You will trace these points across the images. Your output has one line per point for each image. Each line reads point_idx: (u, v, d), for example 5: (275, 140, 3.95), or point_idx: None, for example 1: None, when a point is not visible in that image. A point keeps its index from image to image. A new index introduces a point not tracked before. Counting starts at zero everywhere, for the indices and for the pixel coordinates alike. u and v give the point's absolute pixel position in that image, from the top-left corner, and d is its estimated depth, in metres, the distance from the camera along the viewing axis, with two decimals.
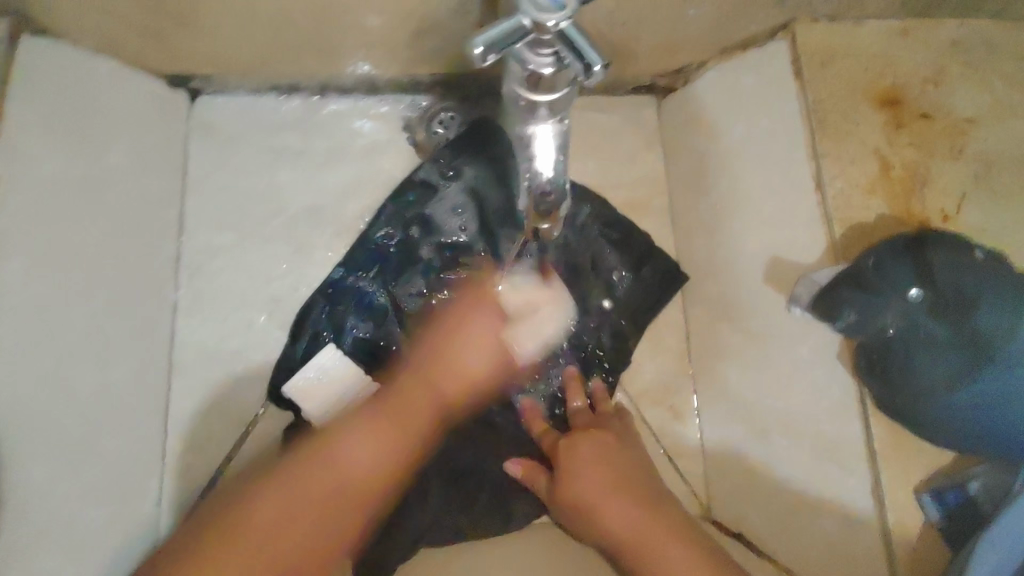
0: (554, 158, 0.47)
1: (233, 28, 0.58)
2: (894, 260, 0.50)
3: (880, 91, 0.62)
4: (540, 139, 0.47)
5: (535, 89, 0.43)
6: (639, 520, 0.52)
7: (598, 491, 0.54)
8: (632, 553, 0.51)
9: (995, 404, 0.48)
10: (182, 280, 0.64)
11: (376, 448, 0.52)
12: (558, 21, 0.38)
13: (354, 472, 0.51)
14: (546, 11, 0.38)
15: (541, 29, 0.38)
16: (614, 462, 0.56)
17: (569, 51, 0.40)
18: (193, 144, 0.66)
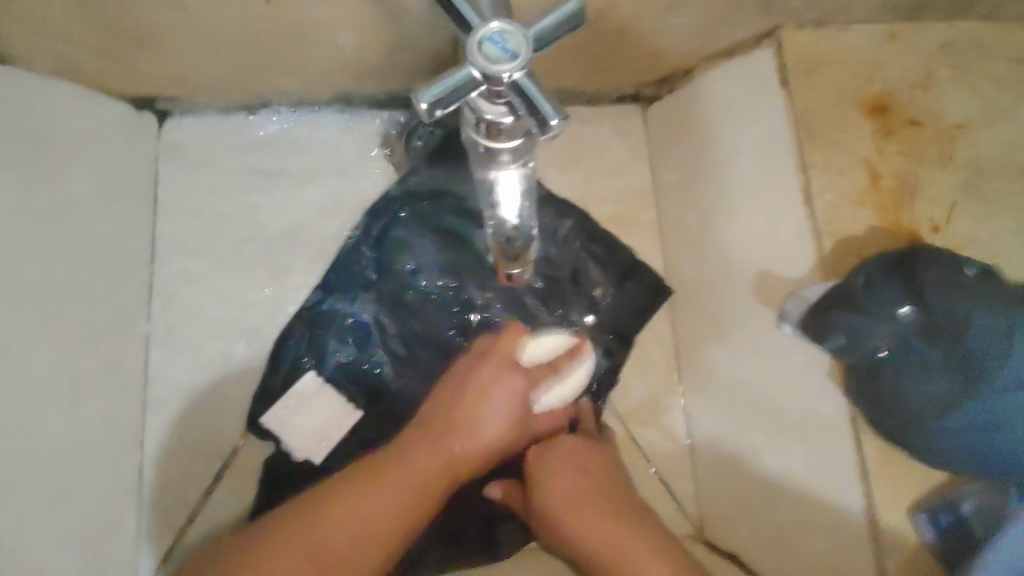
0: (519, 204, 0.44)
1: (197, 47, 0.56)
2: (883, 277, 0.50)
3: (869, 97, 0.60)
4: (504, 184, 0.43)
5: (493, 137, 0.39)
6: (603, 531, 0.49)
7: (564, 499, 0.51)
8: (599, 562, 0.48)
9: (991, 427, 0.47)
10: (154, 308, 0.62)
11: (387, 523, 0.46)
12: (512, 73, 0.33)
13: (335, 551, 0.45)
14: (496, 64, 0.33)
15: (495, 82, 0.34)
16: (580, 467, 0.54)
17: (524, 103, 0.35)
18: (162, 168, 0.65)
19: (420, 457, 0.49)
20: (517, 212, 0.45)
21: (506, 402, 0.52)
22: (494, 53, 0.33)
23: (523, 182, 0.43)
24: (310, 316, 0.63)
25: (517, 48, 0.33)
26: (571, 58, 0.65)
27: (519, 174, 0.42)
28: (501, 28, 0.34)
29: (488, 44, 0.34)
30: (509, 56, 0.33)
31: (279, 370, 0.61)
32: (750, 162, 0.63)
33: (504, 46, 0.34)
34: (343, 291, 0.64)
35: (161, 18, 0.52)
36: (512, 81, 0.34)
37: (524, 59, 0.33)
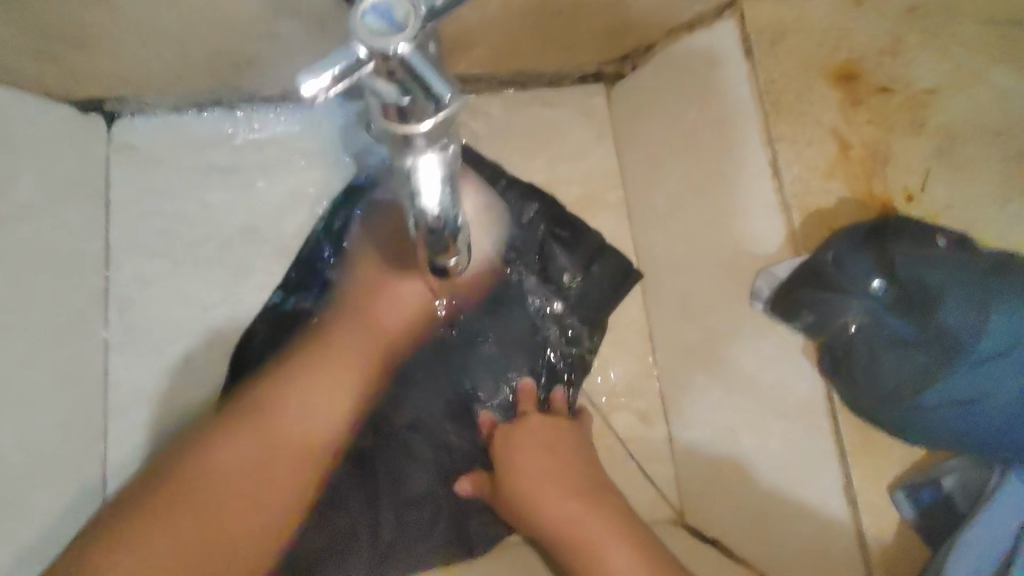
0: (442, 193, 0.34)
1: (133, 42, 0.54)
2: (853, 252, 0.49)
3: (835, 66, 0.58)
4: (424, 173, 0.33)
5: (398, 120, 0.30)
6: (574, 516, 0.49)
7: (537, 483, 0.51)
8: (572, 549, 0.48)
9: (970, 402, 0.45)
10: (112, 315, 0.60)
11: (314, 413, 0.51)
12: (399, 43, 0.27)
13: (268, 452, 0.48)
14: (380, 36, 0.27)
15: (380, 59, 0.27)
16: (549, 451, 0.54)
17: (414, 82, 0.28)
18: (115, 168, 0.63)
19: (331, 367, 0.53)
20: (440, 202, 0.34)
21: (395, 307, 0.57)
22: (375, 22, 0.27)
23: (445, 169, 0.34)
24: (273, 316, 0.61)
25: (403, 16, 0.27)
26: (528, 38, 0.63)
27: (439, 161, 0.33)
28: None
29: (370, 14, 0.27)
30: (395, 27, 0.27)
31: (242, 374, 0.59)
32: (718, 138, 0.61)
33: (389, 14, 0.27)
34: (304, 287, 0.62)
35: (95, 15, 0.50)
36: (400, 57, 0.27)
37: (412, 28, 0.27)
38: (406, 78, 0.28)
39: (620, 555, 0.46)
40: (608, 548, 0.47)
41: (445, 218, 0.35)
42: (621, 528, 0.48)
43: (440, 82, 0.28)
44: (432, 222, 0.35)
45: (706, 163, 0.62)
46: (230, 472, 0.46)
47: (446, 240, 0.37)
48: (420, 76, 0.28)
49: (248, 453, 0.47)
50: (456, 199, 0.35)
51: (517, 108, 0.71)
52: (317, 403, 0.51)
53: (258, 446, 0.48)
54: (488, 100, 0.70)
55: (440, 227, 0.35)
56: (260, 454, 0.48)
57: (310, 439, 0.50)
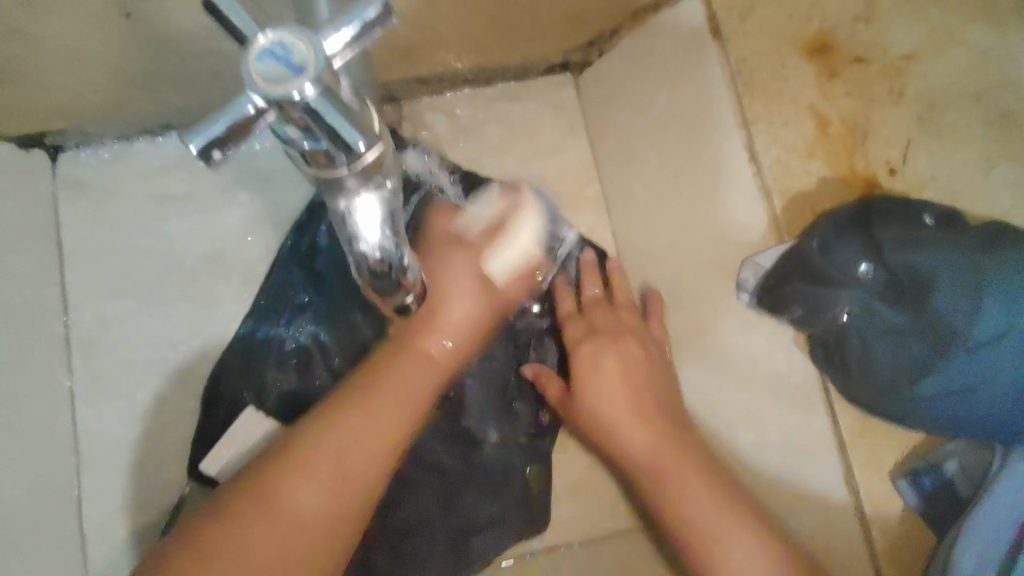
0: (382, 228, 0.32)
1: (63, 73, 0.51)
2: (838, 238, 0.47)
3: (808, 38, 0.56)
4: (362, 211, 0.31)
5: (314, 166, 0.29)
6: (653, 445, 0.51)
7: (620, 411, 0.53)
8: (649, 478, 0.50)
9: (968, 389, 0.44)
10: (74, 359, 0.58)
11: (362, 449, 0.43)
12: (304, 89, 0.24)
13: (337, 484, 0.42)
14: (279, 82, 0.24)
15: (283, 107, 0.25)
16: (631, 385, 0.54)
17: (323, 129, 0.26)
18: (63, 205, 0.60)
19: (376, 387, 0.46)
20: (379, 239, 0.32)
21: (467, 274, 0.51)
22: (272, 67, 0.24)
23: (385, 207, 0.32)
24: (244, 345, 0.58)
25: (302, 55, 0.25)
26: (488, 33, 0.60)
27: (376, 199, 0.31)
28: (278, 32, 0.24)
29: (265, 55, 0.24)
30: (296, 69, 0.24)
31: (217, 411, 0.56)
32: (691, 125, 0.58)
33: (288, 57, 0.25)
34: (275, 313, 0.59)
35: (10, 48, 0.47)
36: (305, 103, 0.25)
37: (314, 71, 0.25)
38: (316, 126, 0.26)
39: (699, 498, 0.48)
40: (686, 488, 0.49)
41: (387, 256, 0.32)
42: (693, 459, 0.50)
43: (352, 130, 0.26)
44: (374, 262, 0.32)
45: (682, 149, 0.59)
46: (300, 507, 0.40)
47: (395, 283, 0.33)
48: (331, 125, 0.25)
49: (323, 483, 0.41)
50: (399, 237, 0.32)
51: (484, 104, 0.68)
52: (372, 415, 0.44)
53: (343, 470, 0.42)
54: (452, 99, 0.67)
55: (386, 270, 0.32)
56: (326, 492, 0.41)
57: (392, 445, 0.44)
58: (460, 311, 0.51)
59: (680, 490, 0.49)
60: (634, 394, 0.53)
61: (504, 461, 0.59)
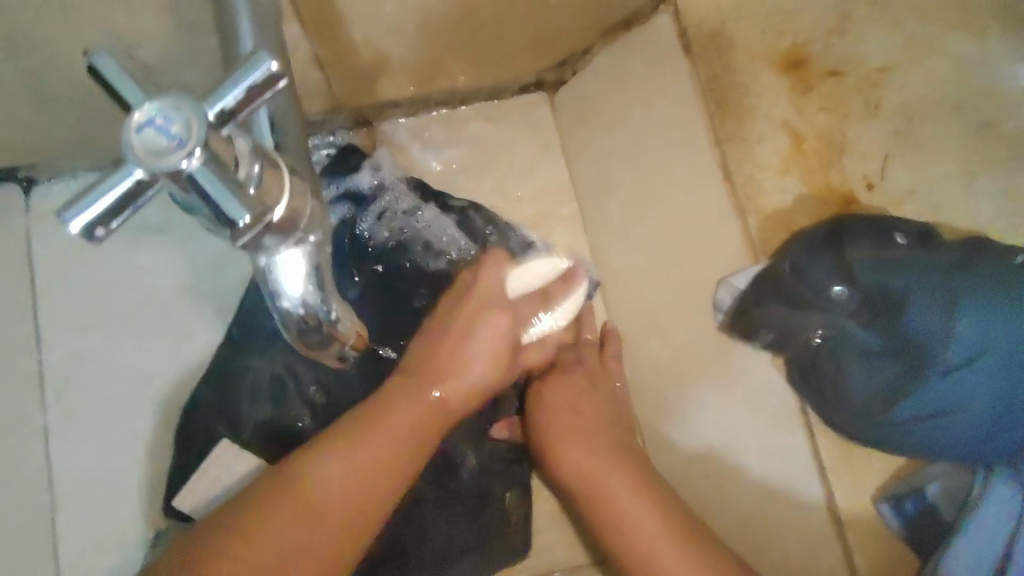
0: (306, 284, 0.31)
1: (28, 110, 0.51)
2: (811, 259, 0.48)
3: (782, 54, 0.57)
4: (284, 268, 0.30)
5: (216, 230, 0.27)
6: (589, 466, 0.49)
7: (560, 428, 0.52)
8: (585, 497, 0.49)
9: (943, 413, 0.43)
10: (48, 396, 0.57)
11: (377, 463, 0.38)
12: (188, 161, 0.23)
13: (339, 488, 0.37)
14: (161, 156, 0.23)
15: (170, 179, 0.23)
16: (576, 408, 0.53)
17: (209, 201, 0.24)
18: (36, 240, 0.60)
19: (415, 378, 0.43)
20: (302, 293, 0.31)
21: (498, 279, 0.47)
22: (151, 140, 0.23)
23: (310, 262, 0.31)
24: (219, 373, 0.57)
25: (183, 126, 0.23)
26: (458, 56, 0.60)
27: (300, 254, 0.31)
28: (157, 102, 0.23)
29: (144, 127, 0.23)
30: (178, 141, 0.23)
31: (194, 443, 0.55)
32: (665, 144, 0.57)
33: (170, 128, 0.23)
34: (248, 345, 0.57)
35: None
36: (191, 175, 0.23)
37: (197, 143, 0.23)
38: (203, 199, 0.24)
39: (641, 512, 0.46)
40: (628, 507, 0.47)
41: (312, 311, 0.31)
42: (630, 479, 0.48)
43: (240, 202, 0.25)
44: (298, 319, 0.31)
45: (656, 168, 0.58)
46: (326, 505, 0.36)
47: (326, 336, 0.32)
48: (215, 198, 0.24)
49: (344, 475, 0.37)
50: (324, 291, 0.31)
51: (460, 127, 0.67)
52: (388, 429, 0.39)
53: (384, 456, 0.38)
54: (429, 121, 0.66)
55: (313, 324, 0.31)
56: (340, 485, 0.37)
57: (381, 477, 0.38)
58: (478, 349, 0.44)
59: (613, 501, 0.48)
60: (580, 412, 0.53)
61: (481, 487, 0.58)
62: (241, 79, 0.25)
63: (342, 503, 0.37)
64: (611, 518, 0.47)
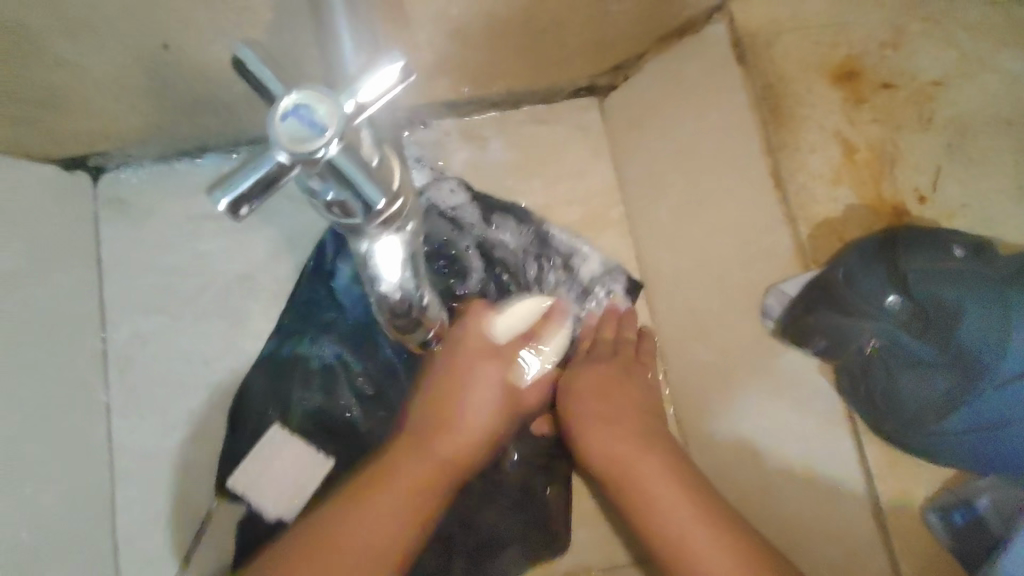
0: (401, 270, 0.39)
1: (109, 100, 0.53)
2: (865, 268, 0.48)
3: (836, 65, 0.56)
4: (382, 253, 0.38)
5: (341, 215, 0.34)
6: (624, 453, 0.52)
7: (594, 421, 0.54)
8: (621, 489, 0.51)
9: (998, 425, 0.44)
10: (111, 373, 0.60)
11: (405, 497, 0.47)
12: (326, 147, 0.28)
13: (418, 474, 0.49)
14: (303, 140, 0.27)
15: (306, 162, 0.28)
16: (610, 397, 0.56)
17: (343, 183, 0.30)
18: (104, 224, 0.62)
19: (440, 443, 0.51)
20: (397, 277, 0.39)
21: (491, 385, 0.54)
22: (296, 128, 0.27)
23: (404, 250, 0.38)
24: (271, 364, 0.60)
25: (323, 115, 0.28)
26: (518, 57, 0.61)
27: (397, 241, 0.38)
28: (302, 94, 0.27)
29: (291, 115, 0.28)
30: (318, 128, 0.28)
31: (244, 428, 0.58)
32: (717, 150, 0.58)
33: (311, 117, 0.28)
34: (300, 333, 0.61)
35: (62, 78, 0.49)
36: (326, 158, 0.28)
37: (334, 129, 0.28)
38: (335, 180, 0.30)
39: (673, 493, 0.49)
40: (662, 492, 0.49)
41: (408, 295, 0.40)
42: (663, 466, 0.50)
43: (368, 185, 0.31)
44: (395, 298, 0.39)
45: (705, 174, 0.59)
46: (350, 567, 0.44)
47: (410, 317, 0.40)
48: (350, 182, 0.30)
49: (361, 535, 0.45)
50: (417, 279, 0.40)
51: (513, 129, 0.68)
52: (410, 473, 0.48)
53: (388, 512, 0.46)
54: (481, 122, 0.68)
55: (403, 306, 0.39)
56: (369, 534, 0.45)
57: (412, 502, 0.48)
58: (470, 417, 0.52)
59: (648, 484, 0.50)
60: (616, 407, 0.55)
61: (524, 479, 0.60)
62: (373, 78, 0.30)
63: (386, 547, 0.46)
64: (645, 507, 0.49)
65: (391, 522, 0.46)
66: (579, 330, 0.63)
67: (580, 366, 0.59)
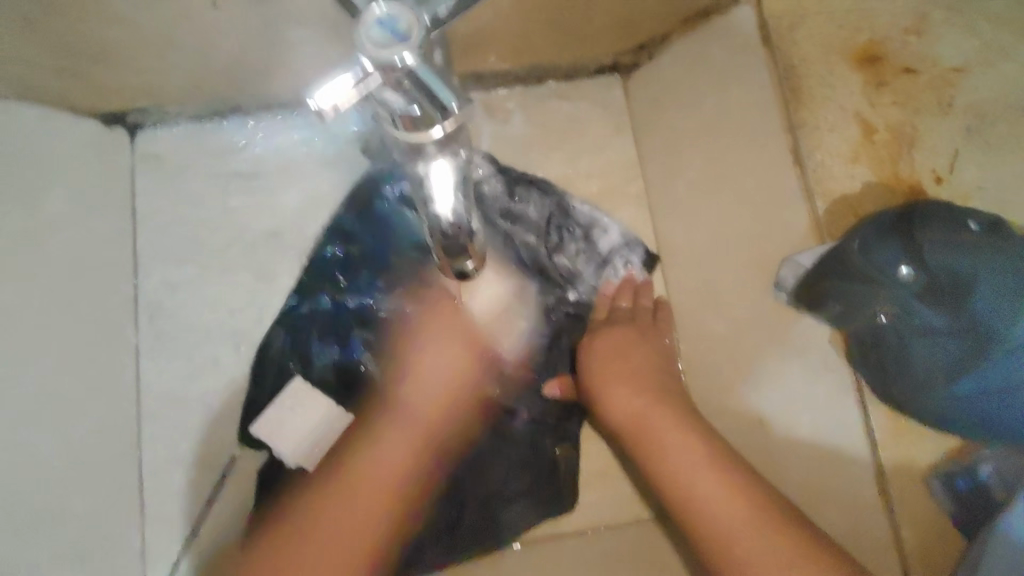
0: (452, 195, 0.39)
1: (155, 59, 0.55)
2: (879, 239, 0.49)
3: (857, 49, 0.57)
4: (433, 173, 0.38)
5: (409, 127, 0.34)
6: (639, 409, 0.54)
7: (609, 381, 0.56)
8: (636, 444, 0.53)
9: (1006, 391, 0.46)
10: (141, 321, 0.62)
11: (393, 463, 0.55)
12: (404, 55, 0.30)
13: (388, 479, 0.54)
14: (386, 47, 0.30)
15: (388, 71, 0.31)
16: (626, 359, 0.58)
17: (422, 92, 0.32)
18: (140, 176, 0.64)
19: (405, 432, 0.57)
20: (452, 204, 0.40)
21: (443, 364, 0.60)
22: (382, 36, 0.30)
23: (455, 175, 0.39)
24: (292, 320, 0.63)
25: (405, 25, 0.31)
26: (546, 32, 0.62)
27: (446, 163, 0.38)
28: (384, 8, 0.31)
29: (375, 27, 0.31)
30: (400, 38, 0.30)
31: (265, 377, 0.61)
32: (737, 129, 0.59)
33: (393, 27, 0.31)
34: (320, 290, 0.64)
35: (108, 30, 0.51)
36: (406, 67, 0.31)
37: (415, 39, 0.31)
38: (414, 89, 0.31)
39: (690, 447, 0.50)
40: (672, 450, 0.50)
41: (458, 221, 0.41)
42: (677, 421, 0.52)
43: (446, 91, 0.32)
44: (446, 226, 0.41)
45: (725, 150, 0.61)
46: (372, 477, 0.54)
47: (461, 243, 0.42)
48: (426, 88, 0.31)
49: (392, 458, 0.55)
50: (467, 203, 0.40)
51: (536, 105, 0.70)
52: (383, 459, 0.55)
53: (359, 519, 0.51)
54: (505, 97, 0.69)
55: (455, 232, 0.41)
56: (393, 457, 0.55)
57: (411, 435, 0.57)
58: (433, 377, 0.60)
59: (660, 438, 0.51)
60: (631, 370, 0.57)
61: (533, 439, 0.62)
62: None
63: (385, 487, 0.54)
64: (658, 461, 0.51)
65: (382, 480, 0.54)
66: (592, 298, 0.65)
67: (597, 328, 0.61)
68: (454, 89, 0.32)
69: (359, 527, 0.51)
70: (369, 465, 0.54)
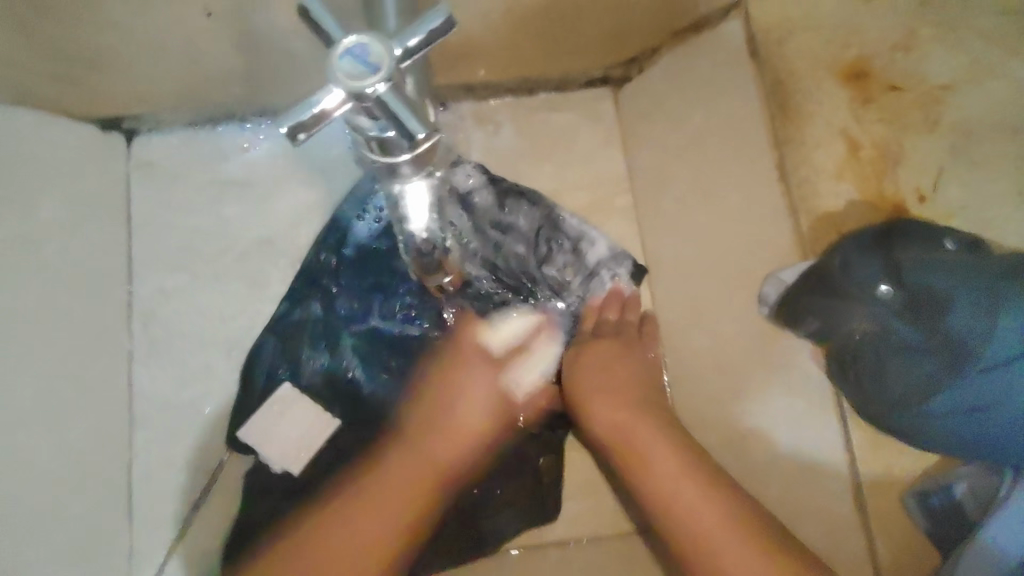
0: (426, 212, 0.41)
1: (149, 65, 0.56)
2: (860, 257, 0.50)
3: (844, 66, 0.58)
4: (409, 192, 0.39)
5: (382, 152, 0.35)
6: (624, 419, 0.55)
7: (596, 389, 0.57)
8: (620, 454, 0.54)
9: (978, 410, 0.46)
10: (134, 326, 0.63)
11: (384, 511, 0.52)
12: (376, 85, 0.31)
13: (375, 535, 0.51)
14: (357, 77, 0.31)
15: (359, 100, 0.31)
16: (612, 371, 0.59)
17: (391, 119, 0.32)
18: (135, 184, 0.65)
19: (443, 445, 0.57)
20: (424, 218, 0.42)
21: (485, 388, 0.59)
22: (352, 65, 0.31)
23: (429, 191, 0.40)
24: (280, 327, 0.63)
25: (376, 56, 0.31)
26: (537, 44, 0.63)
27: (423, 184, 0.39)
28: (357, 38, 0.31)
29: (347, 57, 0.31)
30: (371, 68, 0.31)
31: (254, 385, 0.61)
32: (723, 143, 0.60)
33: (364, 57, 0.31)
34: (308, 296, 0.64)
35: (103, 40, 0.52)
36: (377, 96, 0.31)
37: (386, 69, 0.31)
38: (384, 117, 0.32)
39: (671, 456, 0.51)
40: (657, 458, 0.51)
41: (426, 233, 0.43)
42: (662, 429, 0.53)
43: (415, 120, 0.33)
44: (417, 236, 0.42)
45: (712, 164, 0.61)
46: (353, 559, 0.49)
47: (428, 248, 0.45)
48: (396, 116, 0.32)
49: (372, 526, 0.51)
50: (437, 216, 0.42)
51: (528, 115, 0.71)
52: (370, 532, 0.51)
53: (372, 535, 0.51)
54: (496, 107, 0.70)
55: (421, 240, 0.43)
56: (382, 526, 0.51)
57: (417, 485, 0.54)
58: (475, 395, 0.59)
59: (644, 448, 0.52)
60: (616, 380, 0.57)
61: (519, 448, 0.62)
62: (423, 26, 0.33)
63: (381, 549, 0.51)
64: (643, 470, 0.51)
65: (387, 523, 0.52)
66: (580, 308, 0.65)
67: (584, 340, 0.62)
68: (421, 118, 0.33)
69: (369, 554, 0.50)
70: (344, 527, 0.51)
